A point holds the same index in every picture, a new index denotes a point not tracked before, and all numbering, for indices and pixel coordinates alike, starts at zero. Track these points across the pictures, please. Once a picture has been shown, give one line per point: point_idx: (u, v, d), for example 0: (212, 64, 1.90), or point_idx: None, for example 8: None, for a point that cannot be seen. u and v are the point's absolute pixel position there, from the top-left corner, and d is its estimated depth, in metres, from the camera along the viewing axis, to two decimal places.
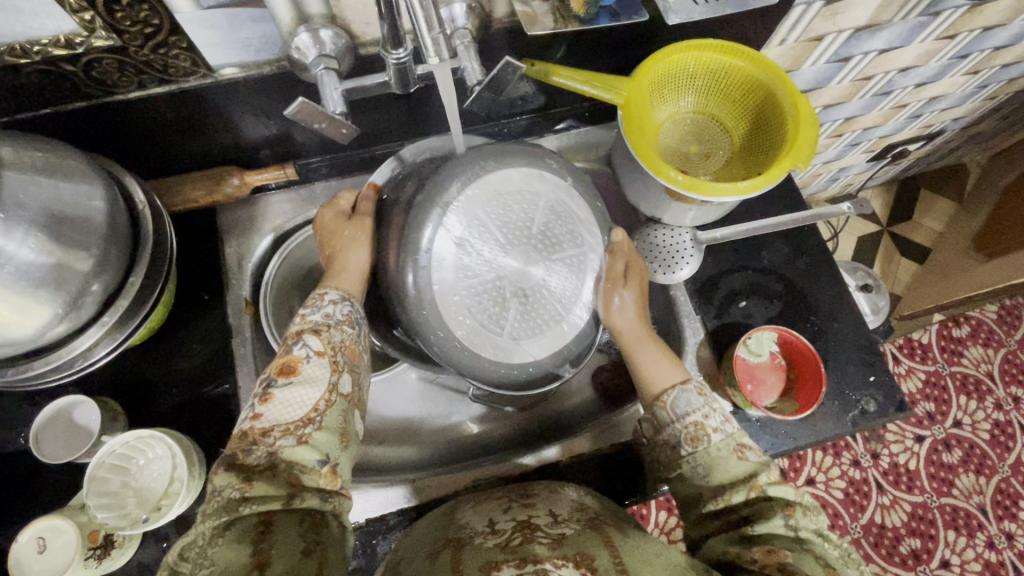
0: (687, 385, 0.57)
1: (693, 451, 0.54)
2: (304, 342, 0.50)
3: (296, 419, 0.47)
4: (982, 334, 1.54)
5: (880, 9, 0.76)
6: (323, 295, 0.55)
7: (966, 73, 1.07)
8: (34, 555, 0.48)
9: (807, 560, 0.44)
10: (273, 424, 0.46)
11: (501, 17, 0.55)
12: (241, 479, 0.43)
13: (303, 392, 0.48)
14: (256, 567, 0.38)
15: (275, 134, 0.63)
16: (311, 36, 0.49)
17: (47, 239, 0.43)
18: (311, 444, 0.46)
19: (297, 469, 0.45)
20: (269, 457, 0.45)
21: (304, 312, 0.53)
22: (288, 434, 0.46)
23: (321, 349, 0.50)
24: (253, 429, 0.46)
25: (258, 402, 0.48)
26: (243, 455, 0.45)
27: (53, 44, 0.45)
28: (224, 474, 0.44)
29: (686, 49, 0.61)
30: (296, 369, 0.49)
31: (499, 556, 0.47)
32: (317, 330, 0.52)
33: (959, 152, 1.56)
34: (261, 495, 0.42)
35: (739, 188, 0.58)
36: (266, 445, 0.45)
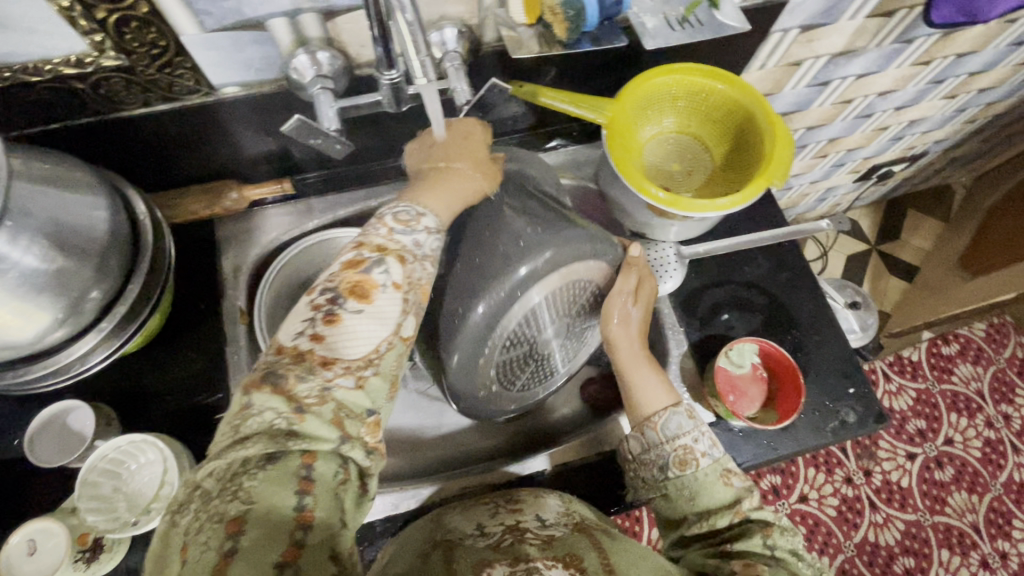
0: (679, 407, 0.56)
1: (680, 474, 0.53)
2: (386, 266, 0.45)
3: (357, 358, 0.42)
4: (972, 352, 1.55)
5: (855, 36, 0.79)
6: (419, 217, 0.49)
7: (944, 98, 1.11)
8: (25, 557, 0.48)
9: None
10: (336, 356, 0.42)
11: (490, 42, 0.58)
12: (293, 411, 0.38)
13: (370, 329, 0.43)
14: (300, 524, 0.36)
15: (274, 150, 0.66)
16: (310, 58, 0.52)
17: (50, 247, 0.45)
18: (365, 390, 0.42)
19: (344, 413, 0.40)
20: (323, 392, 0.40)
21: (396, 228, 0.47)
22: (347, 373, 0.42)
23: (400, 281, 0.45)
24: (314, 354, 0.41)
25: (322, 322, 0.42)
26: (294, 381, 0.40)
27: (64, 63, 0.48)
28: (266, 393, 0.39)
29: (666, 73, 0.65)
30: (368, 295, 0.44)
31: (492, 555, 0.48)
32: (402, 256, 0.46)
33: (943, 173, 1.60)
34: (311, 434, 0.38)
35: (718, 205, 0.60)
36: (321, 377, 0.40)
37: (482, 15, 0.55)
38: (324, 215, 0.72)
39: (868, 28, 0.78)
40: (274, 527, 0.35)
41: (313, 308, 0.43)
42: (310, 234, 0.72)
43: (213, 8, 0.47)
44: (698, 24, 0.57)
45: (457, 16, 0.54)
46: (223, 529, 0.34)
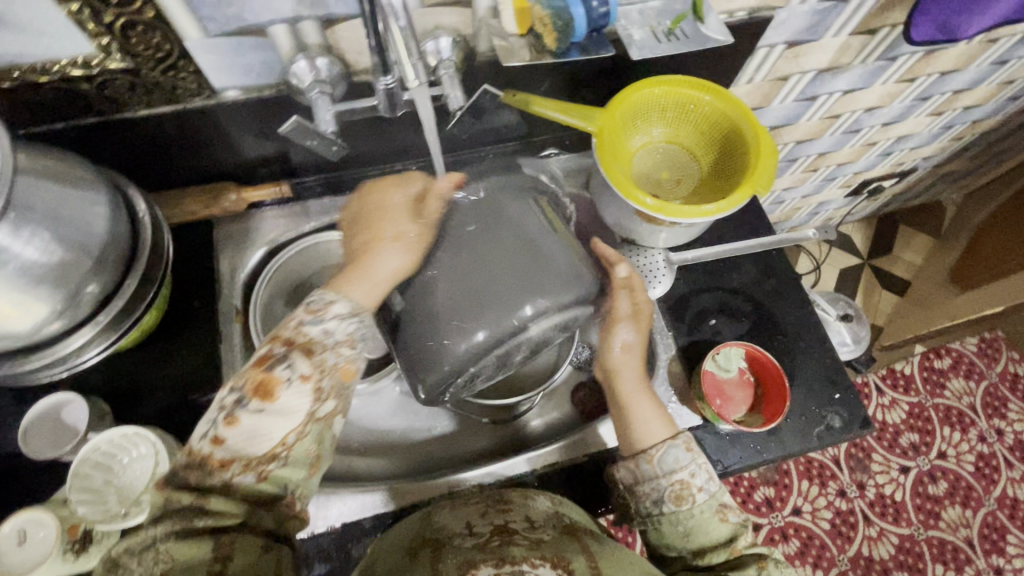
0: (677, 439, 0.56)
1: (677, 509, 0.53)
2: (290, 362, 0.47)
3: (259, 454, 0.46)
4: (964, 366, 1.56)
5: (840, 52, 0.82)
6: (331, 304, 0.50)
7: (930, 114, 1.13)
8: (14, 548, 0.49)
9: None
10: (234, 455, 0.45)
11: (484, 51, 0.60)
12: (197, 498, 0.44)
13: (274, 424, 0.46)
14: (214, 568, 0.41)
15: (272, 153, 0.68)
16: (308, 63, 0.54)
17: (52, 239, 0.46)
18: (270, 480, 0.47)
19: (255, 497, 0.46)
20: (225, 486, 0.45)
21: (305, 319, 0.49)
22: (247, 470, 0.46)
23: (306, 374, 0.47)
24: (213, 456, 0.45)
25: (223, 423, 0.45)
26: (196, 481, 0.45)
27: (71, 64, 0.50)
28: (176, 492, 0.44)
29: (654, 84, 0.67)
30: (274, 392, 0.46)
31: (478, 556, 0.48)
32: (310, 349, 0.48)
33: (934, 189, 1.63)
34: (220, 509, 0.44)
35: (704, 211, 0.62)
36: (223, 476, 0.45)
37: (476, 25, 0.57)
38: (320, 218, 0.73)
39: (852, 45, 0.80)
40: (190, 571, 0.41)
41: (218, 407, 0.46)
42: (306, 235, 0.73)
43: (216, 14, 0.49)
44: (683, 37, 0.59)
45: (451, 26, 0.57)
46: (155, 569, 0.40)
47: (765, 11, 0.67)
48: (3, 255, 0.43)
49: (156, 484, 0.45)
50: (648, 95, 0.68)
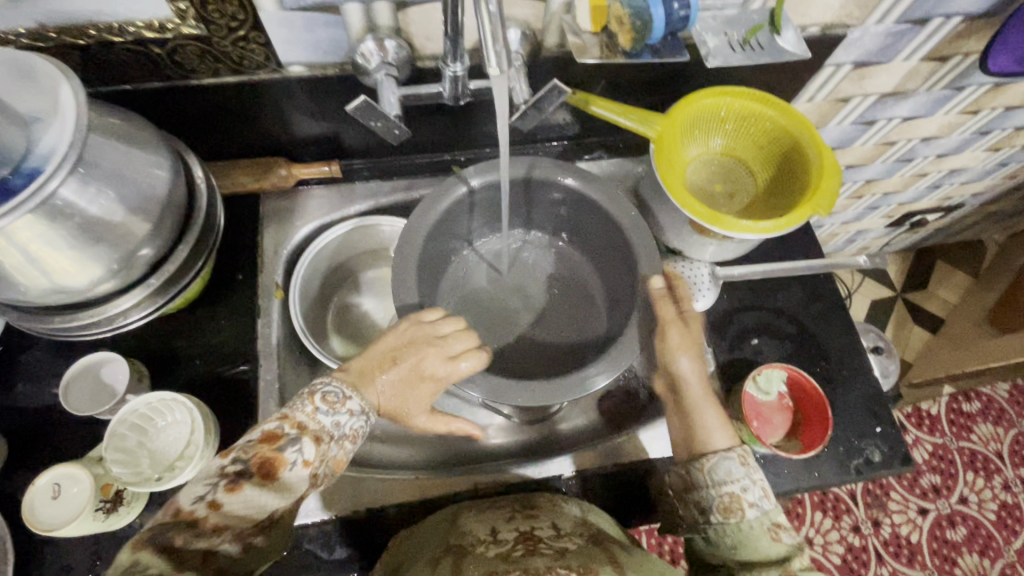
0: (732, 452, 0.54)
1: (724, 522, 0.51)
2: (301, 446, 0.44)
3: (249, 526, 0.41)
4: (993, 412, 1.51)
5: (906, 78, 0.79)
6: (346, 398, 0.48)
7: (986, 150, 1.10)
8: (49, 501, 0.51)
9: None
10: (226, 523, 0.40)
11: (551, 46, 0.59)
12: (169, 569, 0.36)
13: (273, 503, 0.42)
14: None
15: (325, 133, 0.67)
16: (377, 44, 0.54)
17: (115, 199, 0.46)
18: (246, 556, 0.41)
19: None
20: (206, 555, 0.38)
21: (320, 408, 0.47)
22: (235, 540, 0.40)
23: (309, 460, 0.45)
24: (208, 520, 0.39)
25: (223, 488, 0.40)
26: (181, 542, 0.37)
27: (147, 26, 0.50)
28: (152, 552, 0.36)
29: (718, 94, 0.65)
30: (278, 473, 0.43)
31: (500, 567, 0.46)
32: (319, 437, 0.45)
33: (977, 228, 1.58)
34: None
35: (760, 227, 0.60)
36: (207, 541, 0.39)
37: (547, 19, 0.56)
38: (365, 201, 0.73)
39: (920, 71, 0.78)
40: None
41: (218, 473, 0.41)
42: (351, 218, 0.73)
43: None
44: (758, 48, 0.57)
45: (522, 18, 0.56)
46: None
47: (839, 28, 0.65)
48: (68, 210, 0.43)
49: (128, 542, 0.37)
50: (704, 103, 0.66)
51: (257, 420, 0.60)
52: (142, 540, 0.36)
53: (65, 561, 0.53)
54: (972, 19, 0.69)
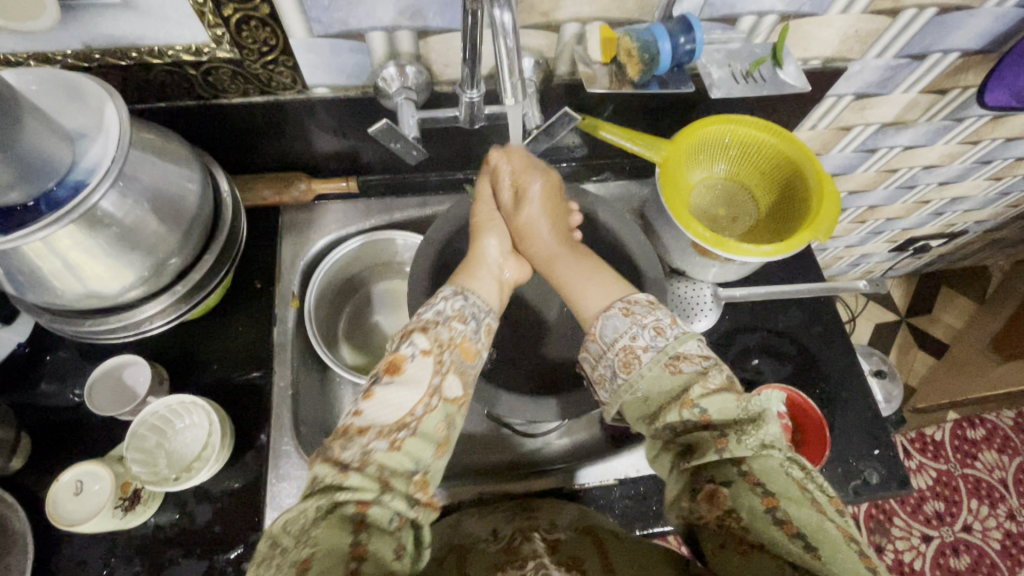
0: (615, 310, 0.55)
1: (626, 377, 0.51)
2: (412, 340, 0.50)
3: (391, 423, 0.46)
4: (998, 439, 1.51)
5: (906, 109, 0.82)
6: (438, 292, 0.56)
7: (988, 179, 1.12)
8: (71, 496, 0.53)
9: (744, 494, 0.42)
10: (371, 423, 0.45)
11: (563, 74, 0.62)
12: (336, 468, 0.42)
13: (403, 390, 0.47)
14: (357, 557, 0.39)
15: (345, 150, 0.70)
16: (398, 69, 0.57)
17: (148, 210, 0.49)
18: (403, 450, 0.45)
19: (387, 472, 0.44)
20: (363, 456, 0.44)
21: (419, 309, 0.54)
22: (380, 437, 0.45)
23: (427, 348, 0.50)
24: (353, 425, 0.46)
25: (360, 400, 0.47)
26: (338, 450, 0.44)
27: (184, 50, 0.53)
28: (321, 463, 0.43)
29: (721, 122, 0.68)
30: (401, 366, 0.49)
31: (501, 559, 0.48)
32: (426, 327, 0.52)
33: (982, 255, 1.59)
34: (358, 485, 0.42)
35: (761, 251, 0.62)
36: (360, 443, 0.44)
37: (560, 48, 0.59)
38: (381, 216, 0.76)
39: (920, 103, 0.80)
40: (335, 566, 0.38)
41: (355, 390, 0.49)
42: (367, 231, 0.75)
43: (324, 16, 0.52)
44: (760, 80, 0.60)
45: (536, 48, 0.59)
46: (294, 570, 0.37)
47: (839, 62, 0.68)
48: (106, 221, 0.46)
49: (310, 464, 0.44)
50: (708, 130, 0.69)
51: (270, 425, 0.62)
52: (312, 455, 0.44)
53: (83, 556, 0.55)
54: (969, 55, 0.72)
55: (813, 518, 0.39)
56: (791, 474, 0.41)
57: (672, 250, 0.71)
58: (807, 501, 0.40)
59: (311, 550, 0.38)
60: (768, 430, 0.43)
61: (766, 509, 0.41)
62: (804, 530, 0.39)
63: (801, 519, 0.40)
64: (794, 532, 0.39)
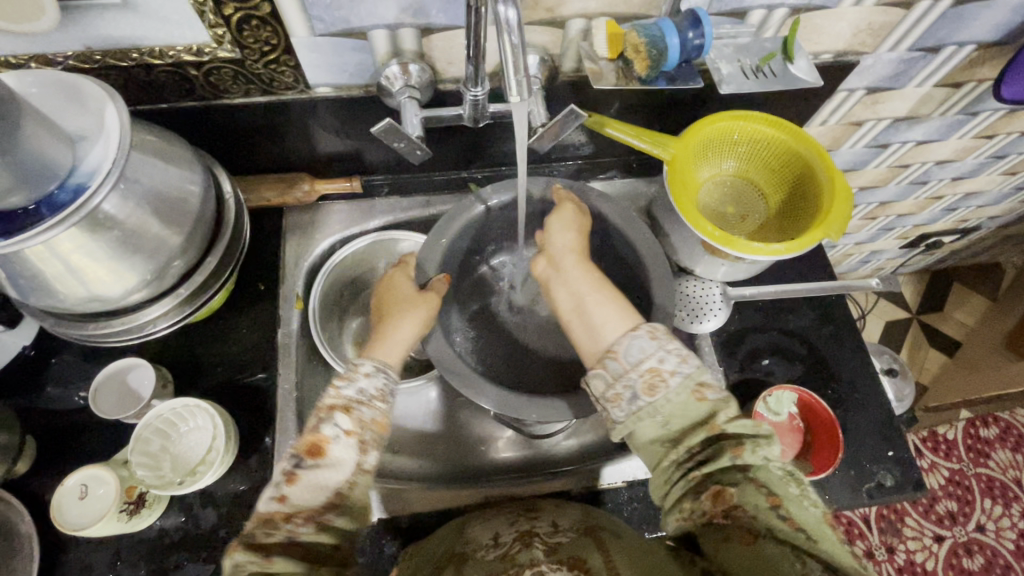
0: (639, 331, 0.51)
1: (648, 401, 0.48)
2: (334, 420, 0.48)
3: (319, 505, 0.45)
4: (1011, 438, 1.48)
5: (920, 103, 0.80)
6: (358, 366, 0.52)
7: (1003, 173, 1.09)
8: (76, 501, 0.52)
9: (751, 493, 0.43)
10: (296, 509, 0.44)
11: (568, 71, 0.61)
12: (262, 555, 0.42)
13: (331, 474, 0.46)
14: None
15: (348, 150, 0.70)
16: (401, 68, 0.56)
17: (150, 213, 0.48)
18: (330, 530, 0.45)
19: (315, 556, 0.44)
20: (289, 540, 0.43)
21: (339, 384, 0.50)
22: (308, 521, 0.44)
23: (350, 429, 0.48)
24: (278, 512, 0.44)
25: (283, 483, 0.45)
26: (263, 536, 0.43)
27: (185, 50, 0.53)
28: (242, 550, 0.42)
29: (731, 118, 0.67)
30: (323, 450, 0.46)
31: (500, 566, 0.47)
32: (349, 406, 0.49)
33: (995, 251, 1.56)
34: (281, 571, 0.41)
35: (771, 249, 0.60)
36: (286, 529, 0.44)
37: (565, 45, 0.58)
38: (385, 216, 0.75)
39: (933, 97, 0.79)
40: None
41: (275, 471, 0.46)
42: (370, 232, 0.75)
43: (326, 14, 0.51)
44: (771, 75, 0.59)
45: (540, 44, 0.58)
46: None
47: (851, 55, 0.66)
48: (107, 224, 0.45)
49: (231, 549, 0.43)
50: (716, 127, 0.67)
51: (275, 428, 0.61)
52: (234, 542, 0.42)
53: (89, 560, 0.55)
54: (985, 47, 0.70)
55: (811, 518, 0.42)
56: (795, 488, 0.44)
57: (680, 248, 0.70)
58: (809, 507, 0.43)
59: None
60: (773, 447, 0.46)
61: (770, 507, 0.42)
62: (806, 525, 0.42)
63: (801, 517, 0.42)
64: (797, 527, 0.41)
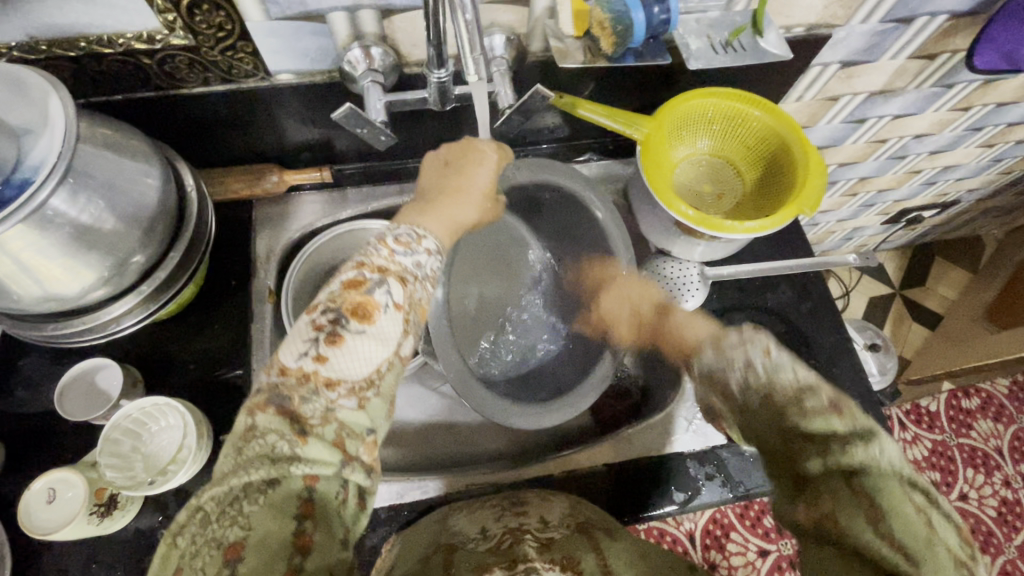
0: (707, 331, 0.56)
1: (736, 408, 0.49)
2: (387, 287, 0.44)
3: (359, 379, 0.41)
4: (992, 408, 1.51)
5: (894, 76, 0.79)
6: (419, 238, 0.49)
7: (980, 146, 1.10)
8: (44, 505, 0.52)
9: (856, 503, 0.38)
10: (340, 377, 0.40)
11: (537, 51, 0.60)
12: (294, 430, 0.37)
13: (372, 340, 0.42)
14: (297, 549, 0.34)
15: (317, 138, 0.68)
16: (363, 52, 0.54)
17: (104, 207, 0.46)
18: (367, 411, 0.41)
19: (345, 433, 0.39)
20: (326, 412, 0.39)
21: (397, 249, 0.46)
22: (350, 394, 0.40)
23: (402, 302, 0.44)
24: (317, 374, 0.39)
25: (323, 342, 0.40)
26: (298, 402, 0.38)
27: (136, 38, 0.51)
28: (270, 414, 0.38)
29: (704, 95, 0.66)
30: (372, 314, 0.42)
31: (487, 558, 0.46)
32: (403, 276, 0.45)
33: (975, 223, 1.57)
34: (315, 456, 0.37)
35: (746, 227, 0.60)
36: (325, 398, 0.39)
37: (532, 24, 0.57)
38: (358, 206, 0.74)
39: (908, 69, 0.78)
40: (269, 556, 0.33)
41: (313, 328, 0.41)
42: (340, 222, 0.73)
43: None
44: (741, 49, 0.58)
45: (507, 23, 0.57)
46: (220, 557, 0.33)
47: (823, 28, 0.65)
48: (57, 220, 0.44)
49: (243, 409, 0.38)
50: (689, 105, 0.66)
51: None
52: (265, 400, 0.38)
53: (63, 565, 0.54)
54: (957, 17, 0.70)
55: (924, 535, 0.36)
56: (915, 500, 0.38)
57: (657, 229, 0.70)
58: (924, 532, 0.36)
59: (246, 534, 0.34)
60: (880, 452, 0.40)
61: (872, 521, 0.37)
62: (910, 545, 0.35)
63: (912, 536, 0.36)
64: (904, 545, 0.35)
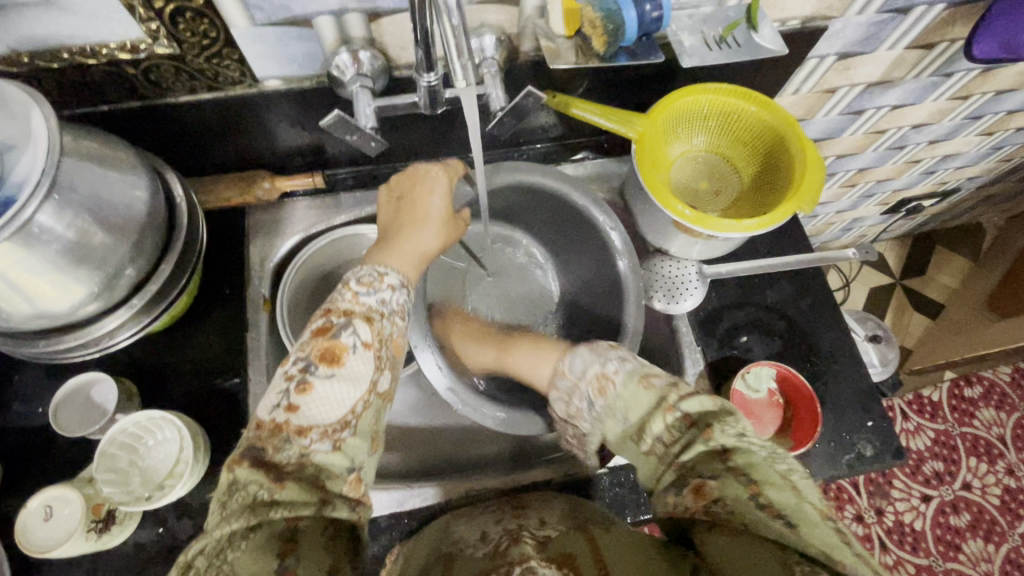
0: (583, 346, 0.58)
1: (602, 404, 0.52)
2: (353, 329, 0.46)
3: (334, 421, 0.43)
4: (995, 396, 1.51)
5: (892, 67, 0.78)
6: (381, 276, 0.51)
7: (979, 134, 1.08)
8: (41, 522, 0.51)
9: (731, 483, 0.42)
10: (311, 423, 0.42)
11: (527, 51, 0.59)
12: (271, 478, 0.39)
13: (342, 383, 0.44)
14: None
15: (307, 143, 0.67)
16: (351, 56, 0.53)
17: (91, 222, 0.46)
18: (345, 451, 0.43)
19: (324, 475, 0.41)
20: (302, 458, 0.41)
21: (359, 291, 0.49)
22: (325, 437, 0.42)
23: (369, 341, 0.47)
24: (290, 423, 0.42)
25: (295, 391, 0.43)
26: (274, 451, 0.41)
27: (119, 48, 0.50)
28: (248, 468, 0.39)
29: (699, 91, 0.65)
30: (340, 357, 0.45)
31: (488, 564, 0.45)
32: (370, 316, 0.48)
33: (976, 211, 1.56)
34: (292, 499, 0.39)
35: (743, 225, 0.59)
36: (299, 445, 0.41)
37: (522, 24, 0.56)
38: (352, 211, 0.73)
39: (906, 59, 0.77)
40: None
41: (286, 377, 0.44)
42: (336, 228, 0.72)
43: (265, 3, 0.48)
44: (736, 45, 0.57)
45: (497, 23, 0.56)
46: None
47: (820, 20, 0.64)
48: (45, 236, 0.43)
49: (225, 464, 0.40)
50: (684, 102, 0.65)
51: None
52: (240, 454, 0.40)
53: None
54: (955, 6, 0.69)
55: (791, 499, 0.39)
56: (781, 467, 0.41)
57: (655, 228, 0.69)
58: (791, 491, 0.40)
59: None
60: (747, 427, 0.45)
61: (751, 496, 0.40)
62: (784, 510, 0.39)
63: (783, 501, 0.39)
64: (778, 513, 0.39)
